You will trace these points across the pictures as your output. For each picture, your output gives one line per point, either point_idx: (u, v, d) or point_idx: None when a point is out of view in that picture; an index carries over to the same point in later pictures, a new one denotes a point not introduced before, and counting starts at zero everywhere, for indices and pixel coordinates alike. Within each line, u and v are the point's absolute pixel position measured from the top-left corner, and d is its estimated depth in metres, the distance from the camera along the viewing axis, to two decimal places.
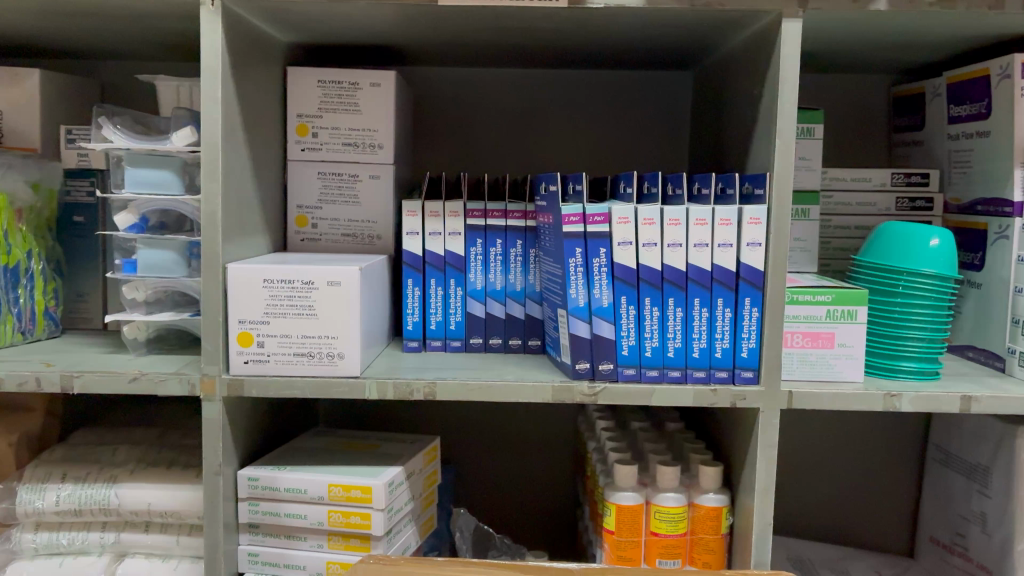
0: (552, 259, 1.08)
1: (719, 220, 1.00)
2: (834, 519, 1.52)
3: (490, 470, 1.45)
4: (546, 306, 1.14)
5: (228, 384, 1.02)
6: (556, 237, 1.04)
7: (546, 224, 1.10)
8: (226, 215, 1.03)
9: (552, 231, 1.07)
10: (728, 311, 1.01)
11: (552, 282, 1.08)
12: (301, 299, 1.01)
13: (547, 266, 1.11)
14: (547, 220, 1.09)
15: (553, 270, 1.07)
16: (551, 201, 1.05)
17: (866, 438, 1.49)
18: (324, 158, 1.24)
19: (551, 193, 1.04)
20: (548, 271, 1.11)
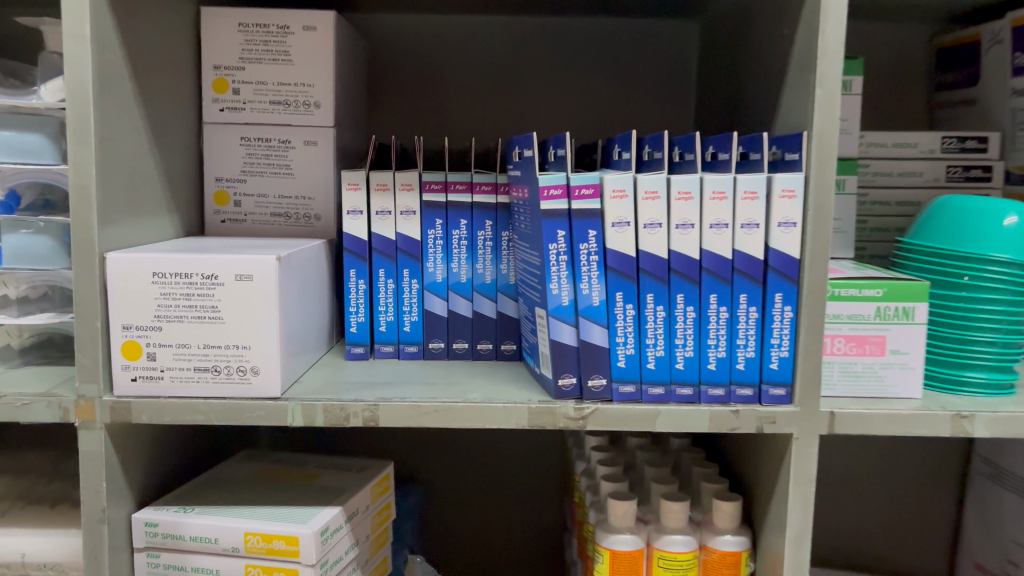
0: (527, 243, 0.85)
1: (742, 192, 0.78)
2: (861, 541, 1.31)
3: (460, 492, 1.23)
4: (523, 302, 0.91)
5: (111, 407, 0.79)
6: (533, 217, 0.81)
7: (520, 201, 0.87)
8: (106, 190, 0.79)
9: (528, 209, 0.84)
10: (753, 311, 0.79)
11: (528, 274, 0.86)
12: (202, 299, 0.78)
13: (523, 253, 0.88)
14: (521, 194, 0.86)
15: (529, 258, 0.85)
16: (525, 170, 0.82)
17: (900, 447, 1.28)
18: (248, 119, 1.01)
19: (526, 160, 0.82)
20: (523, 260, 0.88)
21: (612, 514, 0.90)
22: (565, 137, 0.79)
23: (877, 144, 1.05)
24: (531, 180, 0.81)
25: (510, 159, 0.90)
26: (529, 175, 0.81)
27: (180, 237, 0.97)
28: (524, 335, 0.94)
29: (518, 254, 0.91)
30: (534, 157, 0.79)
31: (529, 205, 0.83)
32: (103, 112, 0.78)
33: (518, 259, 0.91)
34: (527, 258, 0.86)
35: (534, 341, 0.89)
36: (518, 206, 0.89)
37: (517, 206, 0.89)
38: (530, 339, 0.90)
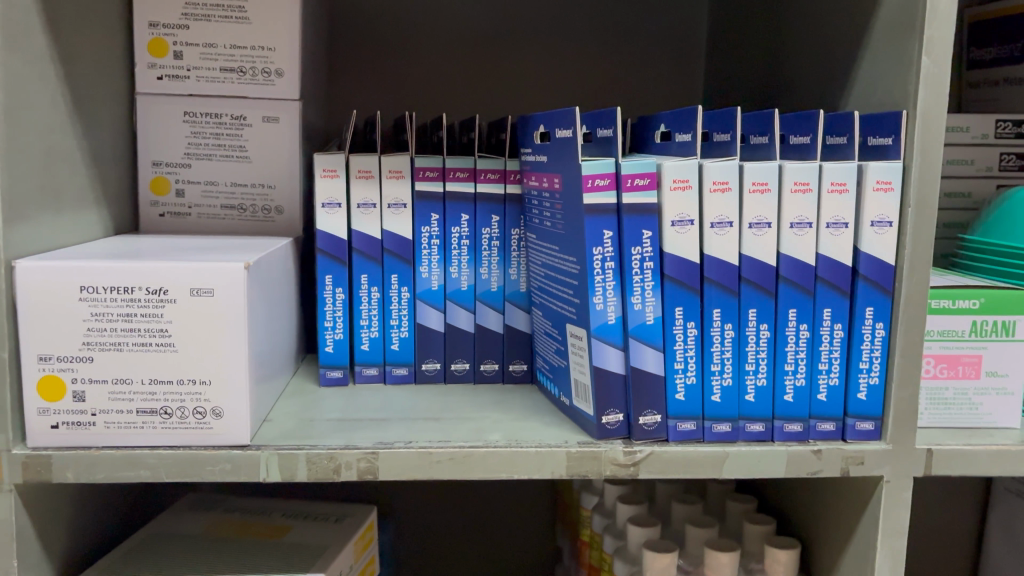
0: (556, 246, 0.69)
1: (829, 183, 0.63)
2: None
3: (436, 524, 1.07)
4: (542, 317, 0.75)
5: (23, 463, 0.60)
6: (569, 214, 0.65)
7: (544, 192, 0.70)
8: (15, 177, 0.60)
9: (559, 202, 0.67)
10: (838, 329, 0.65)
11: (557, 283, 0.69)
12: (147, 321, 0.60)
13: (546, 257, 0.72)
14: (546, 183, 0.70)
15: (559, 264, 0.68)
16: (557, 154, 0.66)
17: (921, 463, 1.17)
18: (193, 90, 0.82)
19: (558, 141, 0.65)
20: (547, 264, 0.72)
21: (649, 568, 0.75)
22: (611, 114, 0.63)
23: None
24: (568, 167, 0.64)
25: (527, 140, 0.73)
26: (565, 161, 0.65)
27: (109, 235, 0.78)
28: (541, 355, 0.78)
29: (538, 258, 0.74)
30: (570, 139, 0.63)
31: (561, 198, 0.67)
32: (10, 73, 0.59)
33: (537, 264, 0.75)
34: (556, 264, 0.69)
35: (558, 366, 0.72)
36: (539, 199, 0.72)
37: (536, 199, 0.73)
38: (553, 363, 0.73)
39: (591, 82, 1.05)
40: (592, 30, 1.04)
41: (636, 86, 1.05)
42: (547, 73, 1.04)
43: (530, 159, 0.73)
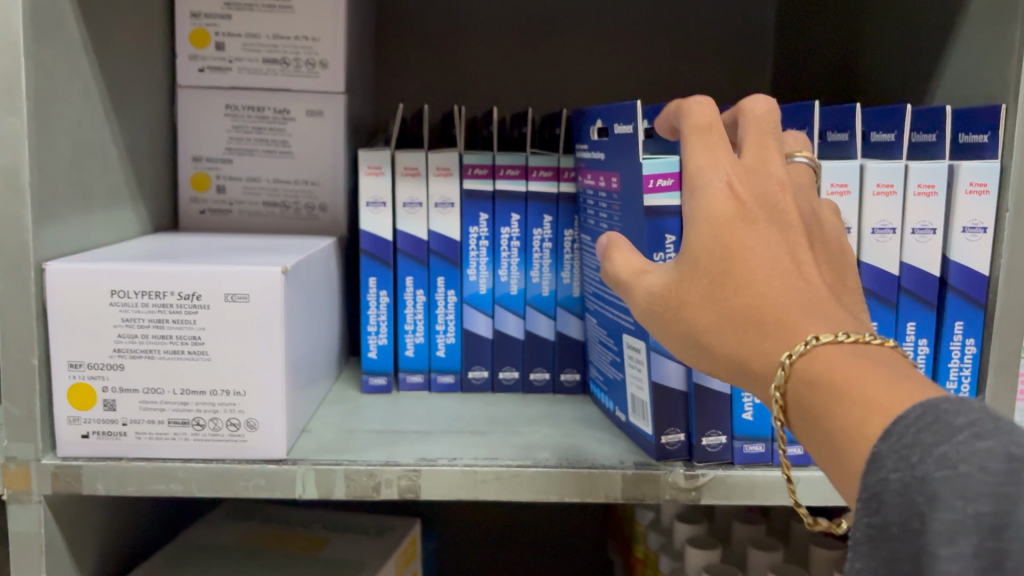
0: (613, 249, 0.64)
1: (915, 186, 0.58)
2: None
3: (482, 533, 1.04)
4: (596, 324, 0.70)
5: (51, 474, 0.57)
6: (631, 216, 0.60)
7: (602, 192, 0.65)
8: (46, 175, 0.57)
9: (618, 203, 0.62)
10: (924, 344, 0.59)
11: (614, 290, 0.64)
12: (180, 327, 0.57)
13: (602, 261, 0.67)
14: (602, 182, 0.65)
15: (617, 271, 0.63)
16: (615, 152, 0.61)
17: None
18: (235, 82, 0.79)
19: (619, 136, 0.60)
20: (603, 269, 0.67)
21: None
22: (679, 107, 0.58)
23: None
24: (628, 164, 0.59)
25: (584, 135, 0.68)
26: (626, 158, 0.59)
27: (147, 233, 0.75)
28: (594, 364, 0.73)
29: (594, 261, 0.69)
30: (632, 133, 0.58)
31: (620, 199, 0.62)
32: (40, 66, 0.56)
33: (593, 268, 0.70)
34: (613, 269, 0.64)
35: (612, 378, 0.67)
36: (596, 199, 0.67)
37: (592, 199, 0.68)
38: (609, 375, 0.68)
39: (648, 73, 0.99)
40: (651, 18, 0.98)
41: (697, 78, 0.99)
42: (603, 65, 0.99)
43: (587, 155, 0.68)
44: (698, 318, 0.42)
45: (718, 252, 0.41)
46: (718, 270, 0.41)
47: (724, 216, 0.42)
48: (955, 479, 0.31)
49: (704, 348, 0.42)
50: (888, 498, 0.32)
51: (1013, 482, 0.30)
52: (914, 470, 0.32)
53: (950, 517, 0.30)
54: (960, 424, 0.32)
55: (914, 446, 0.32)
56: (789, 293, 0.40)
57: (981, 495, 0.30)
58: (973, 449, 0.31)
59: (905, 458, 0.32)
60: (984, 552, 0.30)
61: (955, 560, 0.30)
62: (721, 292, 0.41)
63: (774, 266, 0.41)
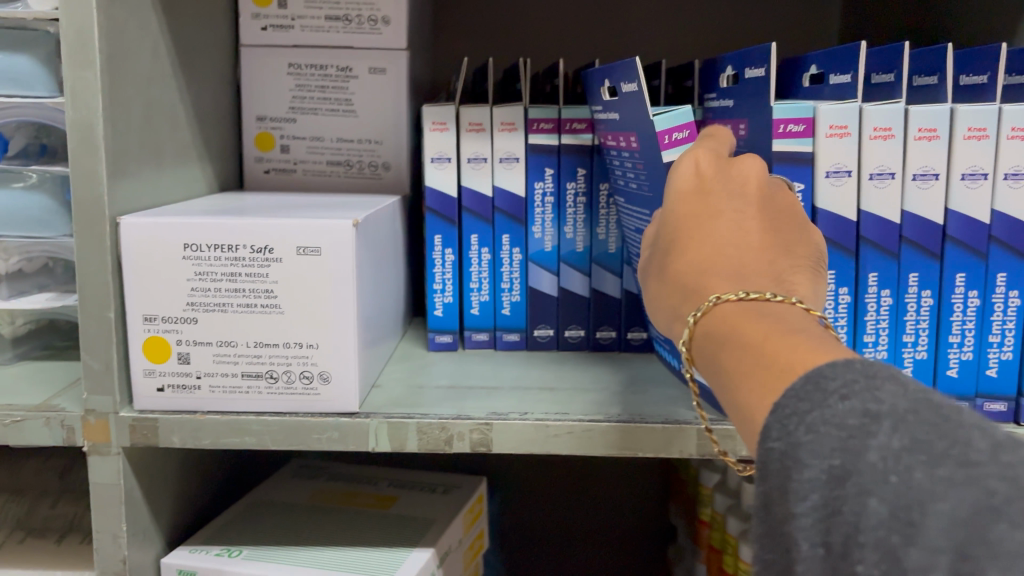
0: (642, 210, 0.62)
1: (1009, 128, 0.55)
2: None
3: (546, 494, 1.04)
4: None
5: (130, 426, 0.58)
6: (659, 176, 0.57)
7: (621, 151, 0.62)
8: (117, 130, 0.57)
9: (641, 162, 0.59)
10: (1015, 297, 0.56)
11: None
12: (252, 280, 0.57)
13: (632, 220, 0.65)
14: (623, 141, 0.61)
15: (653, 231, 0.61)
16: (628, 112, 0.58)
17: None
18: (298, 41, 0.78)
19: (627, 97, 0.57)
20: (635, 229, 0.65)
21: None
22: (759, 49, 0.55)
23: None
24: (642, 126, 0.56)
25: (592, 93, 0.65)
26: (641, 120, 0.56)
27: (214, 192, 0.75)
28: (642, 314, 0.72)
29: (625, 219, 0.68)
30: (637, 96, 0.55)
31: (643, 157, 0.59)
32: (111, 20, 0.56)
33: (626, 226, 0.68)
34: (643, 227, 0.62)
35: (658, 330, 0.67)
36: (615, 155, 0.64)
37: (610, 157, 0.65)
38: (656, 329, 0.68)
39: (716, 28, 0.97)
40: None
41: (766, 32, 0.96)
42: (668, 20, 0.96)
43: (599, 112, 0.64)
44: (655, 287, 0.49)
45: (674, 225, 0.47)
46: (665, 245, 0.47)
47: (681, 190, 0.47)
48: (814, 442, 0.31)
49: (663, 311, 0.49)
50: (772, 466, 0.33)
51: (857, 435, 0.30)
52: (793, 436, 0.32)
53: (809, 474, 0.31)
54: (834, 388, 0.32)
55: (793, 414, 0.33)
56: (725, 267, 0.44)
57: (830, 452, 0.30)
58: (835, 410, 0.31)
59: (784, 425, 0.33)
60: (831, 503, 0.30)
61: (809, 515, 0.30)
62: (666, 262, 0.47)
63: (708, 239, 0.45)
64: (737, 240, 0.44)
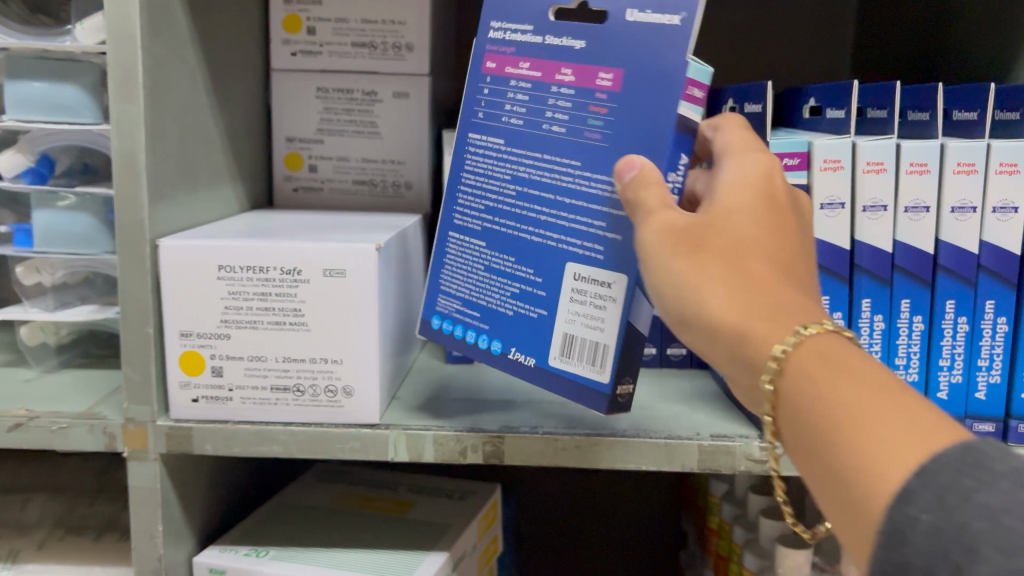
0: (567, 159, 0.53)
1: (996, 164, 0.58)
2: None
3: (561, 498, 1.07)
4: (476, 250, 0.57)
5: (167, 434, 0.63)
6: (638, 123, 0.52)
7: (551, 87, 0.54)
8: (157, 158, 0.61)
9: (607, 106, 0.52)
10: (1003, 323, 0.59)
11: (563, 211, 0.54)
12: (281, 299, 0.61)
13: (518, 171, 0.55)
14: (565, 76, 0.53)
15: (566, 185, 0.53)
16: (616, 47, 0.52)
17: None
18: (325, 66, 0.82)
19: (636, 28, 0.52)
20: (515, 180, 0.55)
21: (782, 564, 0.72)
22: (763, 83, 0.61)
23: None
24: (642, 66, 0.52)
25: (513, 15, 0.55)
26: (645, 57, 0.52)
27: (245, 210, 0.80)
28: (445, 292, 0.59)
29: (489, 175, 0.56)
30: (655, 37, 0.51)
31: (611, 101, 0.52)
32: (154, 55, 0.60)
33: (485, 183, 0.56)
34: (558, 182, 0.54)
35: (515, 313, 0.56)
36: (517, 90, 0.55)
37: (512, 95, 0.55)
38: (500, 308, 0.56)
39: (728, 51, 0.99)
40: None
41: (778, 54, 0.99)
42: None
43: (501, 37, 0.56)
44: (683, 269, 0.45)
45: (728, 231, 0.46)
46: (714, 240, 0.46)
47: (744, 207, 0.47)
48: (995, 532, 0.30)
49: (707, 310, 0.44)
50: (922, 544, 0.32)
51: None
52: (951, 516, 0.31)
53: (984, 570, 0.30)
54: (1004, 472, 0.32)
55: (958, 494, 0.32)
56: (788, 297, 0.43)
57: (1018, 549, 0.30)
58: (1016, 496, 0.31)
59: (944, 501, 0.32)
60: None
61: None
62: (703, 255, 0.45)
63: (769, 255, 0.45)
64: (795, 268, 0.45)
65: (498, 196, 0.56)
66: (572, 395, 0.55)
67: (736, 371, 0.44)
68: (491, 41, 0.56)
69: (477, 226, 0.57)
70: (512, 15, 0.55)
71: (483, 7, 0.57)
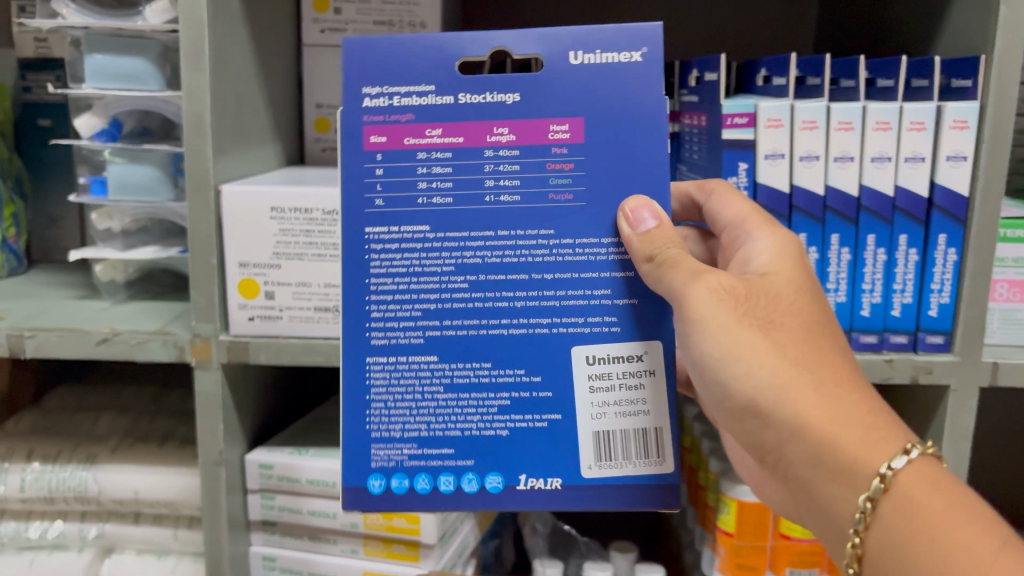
0: (536, 229, 0.54)
1: (908, 122, 0.71)
2: None
3: None
4: (426, 367, 0.56)
5: (227, 347, 0.76)
6: (612, 171, 0.54)
7: (484, 151, 0.54)
8: (218, 118, 0.74)
9: (569, 162, 0.54)
10: (913, 254, 0.73)
11: (547, 289, 0.55)
12: (322, 235, 0.74)
13: (463, 258, 0.55)
14: (500, 135, 0.54)
15: (541, 257, 0.54)
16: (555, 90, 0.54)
17: None
18: (350, 41, 0.95)
19: (586, 70, 0.54)
20: (461, 268, 0.55)
21: None
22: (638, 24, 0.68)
23: None
24: (592, 103, 0.54)
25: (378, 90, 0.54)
26: (598, 97, 0.54)
27: (283, 167, 0.93)
28: (384, 441, 0.57)
29: (417, 269, 0.55)
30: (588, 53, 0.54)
31: (575, 148, 0.54)
32: (216, 34, 0.73)
33: (416, 284, 0.55)
34: (531, 259, 0.55)
35: (510, 430, 0.56)
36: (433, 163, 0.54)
37: (423, 167, 0.55)
38: (478, 431, 0.56)
39: None
40: None
41: None
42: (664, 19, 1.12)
43: (381, 105, 0.55)
44: (754, 342, 0.51)
45: (799, 325, 0.53)
46: (780, 331, 0.52)
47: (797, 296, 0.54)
48: None
49: (790, 399, 0.50)
50: None
51: None
52: None
53: None
54: None
55: None
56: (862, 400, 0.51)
57: None
58: None
59: None
60: None
61: None
62: (775, 334, 0.52)
63: (834, 349, 0.53)
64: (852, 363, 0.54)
65: (441, 289, 0.55)
66: (624, 500, 0.56)
67: (803, 463, 0.51)
68: (370, 113, 0.55)
69: (418, 337, 0.56)
70: (389, 77, 0.55)
71: (345, 80, 0.55)
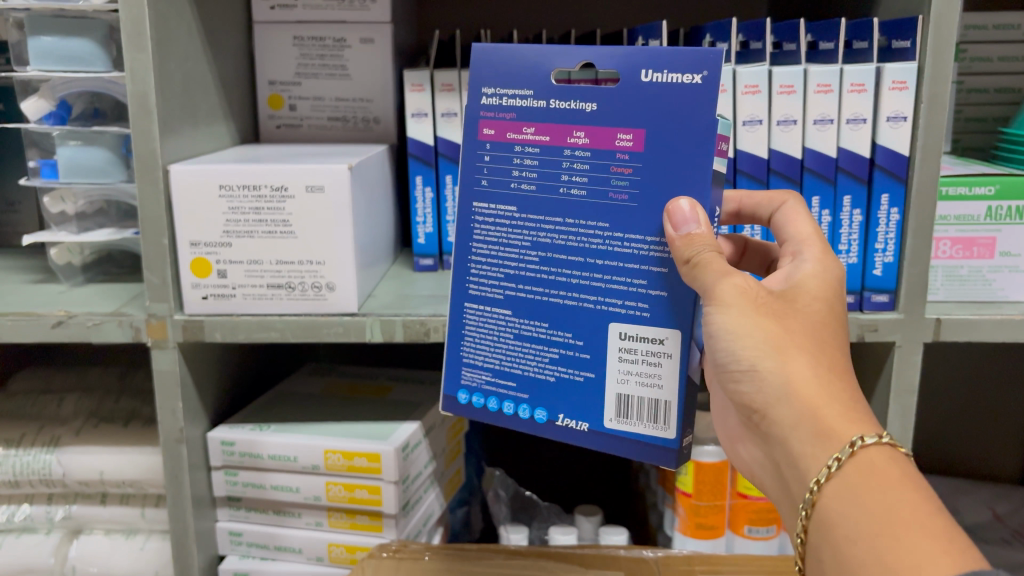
0: (595, 222, 0.56)
1: (849, 85, 0.71)
2: (949, 444, 1.25)
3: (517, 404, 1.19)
4: (501, 319, 0.60)
5: (183, 326, 0.76)
6: (669, 178, 0.54)
7: (564, 150, 0.56)
8: (164, 98, 0.74)
9: (630, 166, 0.55)
10: (857, 214, 0.74)
11: (598, 272, 0.57)
12: (271, 212, 0.74)
13: (537, 236, 0.58)
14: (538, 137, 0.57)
15: (590, 243, 0.57)
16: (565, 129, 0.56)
17: (985, 360, 1.21)
18: (300, 17, 0.94)
19: (655, 87, 0.54)
20: (534, 244, 0.58)
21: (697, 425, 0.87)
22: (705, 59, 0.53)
23: (977, 26, 0.97)
24: (669, 114, 0.54)
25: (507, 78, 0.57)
26: (670, 115, 0.54)
27: (236, 145, 0.93)
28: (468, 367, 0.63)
29: (502, 241, 0.59)
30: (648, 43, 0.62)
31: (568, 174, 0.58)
32: (158, 12, 0.72)
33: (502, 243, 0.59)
34: (586, 244, 0.57)
35: (556, 378, 0.60)
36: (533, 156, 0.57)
37: (517, 158, 0.58)
38: (535, 375, 0.60)
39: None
40: None
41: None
42: None
43: (496, 103, 0.58)
44: (766, 327, 0.53)
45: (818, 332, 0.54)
46: (798, 323, 0.54)
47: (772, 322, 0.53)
48: None
49: (796, 394, 0.52)
50: None
51: None
52: None
53: None
54: None
55: None
56: (818, 408, 0.51)
57: None
58: None
59: None
60: None
61: None
62: (786, 320, 0.54)
63: (830, 398, 0.51)
64: (841, 377, 0.53)
65: (519, 260, 0.59)
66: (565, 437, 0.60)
67: (793, 433, 0.52)
68: (484, 107, 0.58)
69: (498, 295, 0.60)
70: (503, 79, 0.58)
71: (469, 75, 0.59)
